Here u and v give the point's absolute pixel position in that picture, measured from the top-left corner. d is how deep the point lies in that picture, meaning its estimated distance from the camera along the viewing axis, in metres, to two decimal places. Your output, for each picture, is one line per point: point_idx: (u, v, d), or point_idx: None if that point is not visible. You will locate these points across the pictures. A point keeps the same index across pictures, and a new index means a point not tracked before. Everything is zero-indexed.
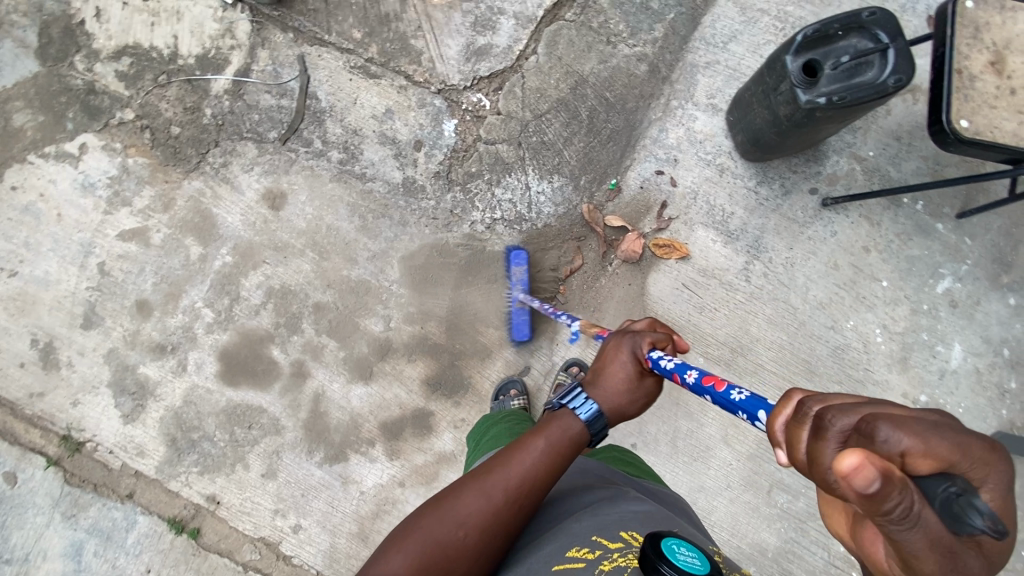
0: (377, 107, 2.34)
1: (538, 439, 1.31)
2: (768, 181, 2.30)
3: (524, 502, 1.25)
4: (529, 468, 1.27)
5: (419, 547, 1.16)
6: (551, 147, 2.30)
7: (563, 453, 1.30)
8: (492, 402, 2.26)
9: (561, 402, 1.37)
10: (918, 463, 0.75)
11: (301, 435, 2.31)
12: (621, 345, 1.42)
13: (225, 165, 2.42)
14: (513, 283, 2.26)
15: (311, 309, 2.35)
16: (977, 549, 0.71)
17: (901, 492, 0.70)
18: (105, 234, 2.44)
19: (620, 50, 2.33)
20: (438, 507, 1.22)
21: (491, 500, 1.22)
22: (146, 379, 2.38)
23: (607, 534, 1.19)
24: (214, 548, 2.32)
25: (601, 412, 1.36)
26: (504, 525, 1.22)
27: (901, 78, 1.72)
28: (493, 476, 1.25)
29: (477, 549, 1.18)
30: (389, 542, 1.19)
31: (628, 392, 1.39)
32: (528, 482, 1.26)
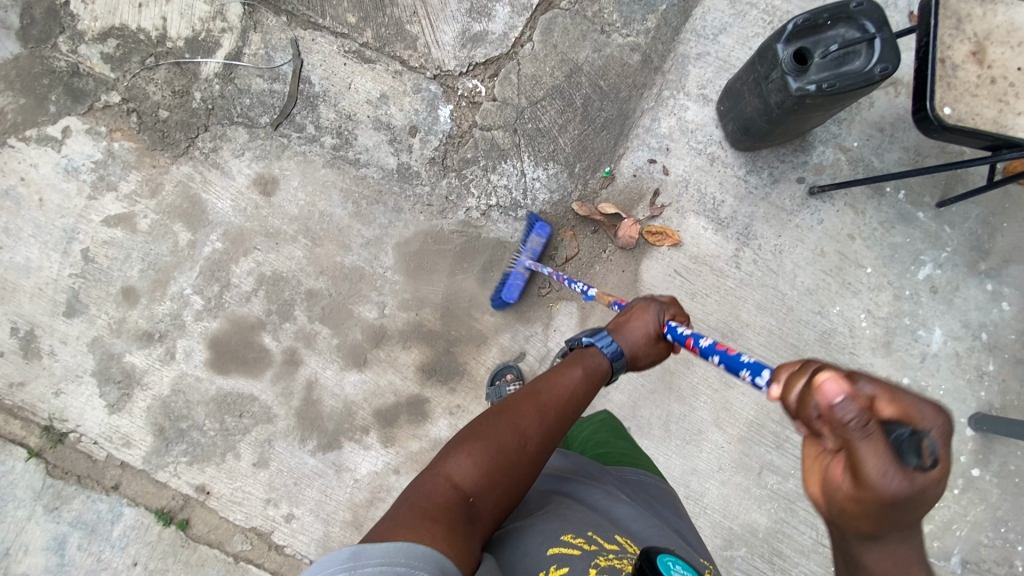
0: (371, 92, 2.33)
1: (577, 367, 1.40)
2: (757, 170, 2.35)
3: (568, 423, 1.33)
4: (571, 392, 1.35)
5: (484, 453, 1.19)
6: (546, 134, 2.31)
7: (592, 385, 1.40)
8: (488, 388, 2.26)
9: (587, 341, 1.48)
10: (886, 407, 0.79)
11: (294, 424, 2.28)
12: (650, 306, 1.53)
13: (215, 150, 2.38)
14: (525, 250, 2.26)
15: (303, 296, 2.32)
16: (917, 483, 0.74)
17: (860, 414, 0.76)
18: (90, 220, 2.38)
19: (615, 39, 2.35)
20: (495, 419, 1.26)
21: (544, 416, 1.28)
22: (133, 367, 2.33)
23: (603, 535, 1.22)
24: (204, 539, 2.28)
25: (622, 354, 1.45)
26: (553, 441, 1.29)
27: (887, 66, 1.78)
28: (544, 395, 1.31)
29: (534, 459, 1.24)
30: (451, 447, 1.22)
31: (643, 347, 1.48)
32: (574, 403, 1.34)
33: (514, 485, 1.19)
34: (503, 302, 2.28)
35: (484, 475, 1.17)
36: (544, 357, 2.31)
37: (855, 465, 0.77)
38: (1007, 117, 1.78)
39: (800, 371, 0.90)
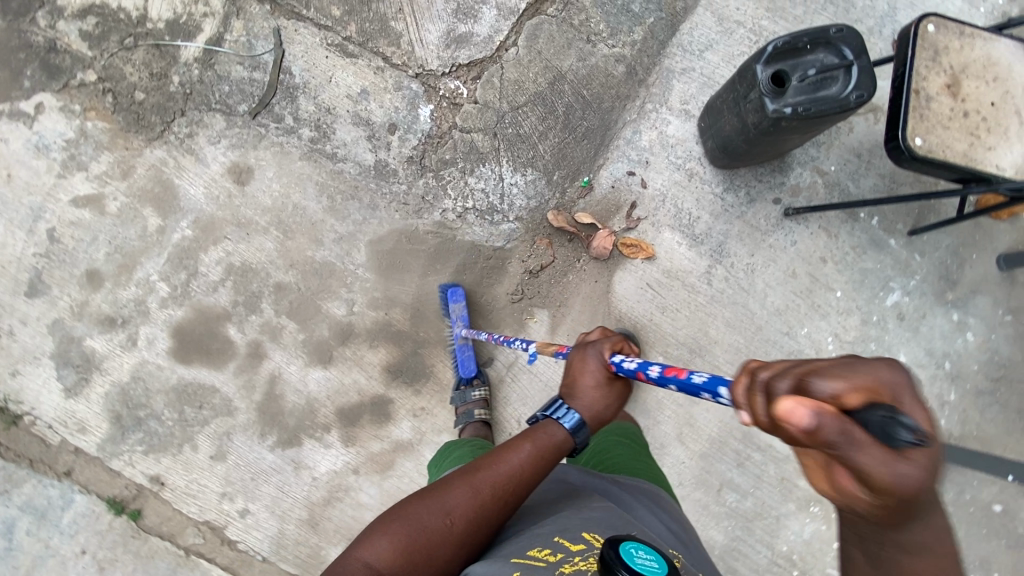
0: (352, 87, 2.30)
1: (525, 442, 1.42)
2: (734, 189, 2.36)
3: (508, 502, 1.34)
4: (514, 468, 1.37)
5: (405, 530, 1.24)
6: (526, 140, 2.30)
7: (545, 457, 1.41)
8: (453, 392, 2.23)
9: (543, 415, 1.50)
10: (851, 399, 0.79)
11: (254, 418, 2.25)
12: (587, 353, 1.54)
13: (191, 136, 2.34)
14: (454, 321, 2.22)
15: (271, 288, 2.30)
16: (920, 465, 0.75)
17: (840, 421, 0.73)
18: (58, 199, 2.33)
19: (600, 49, 2.34)
20: (427, 499, 1.30)
21: (479, 495, 1.31)
22: (92, 352, 2.29)
23: (569, 539, 1.17)
24: (155, 531, 2.24)
25: (584, 421, 1.47)
26: (488, 520, 1.30)
27: (863, 94, 1.81)
28: (482, 474, 1.35)
29: (460, 540, 1.26)
30: (376, 525, 1.27)
31: (602, 400, 1.50)
32: (515, 480, 1.35)
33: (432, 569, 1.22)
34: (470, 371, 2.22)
35: (401, 558, 1.20)
36: (512, 364, 2.31)
37: (857, 475, 0.75)
38: (977, 151, 1.79)
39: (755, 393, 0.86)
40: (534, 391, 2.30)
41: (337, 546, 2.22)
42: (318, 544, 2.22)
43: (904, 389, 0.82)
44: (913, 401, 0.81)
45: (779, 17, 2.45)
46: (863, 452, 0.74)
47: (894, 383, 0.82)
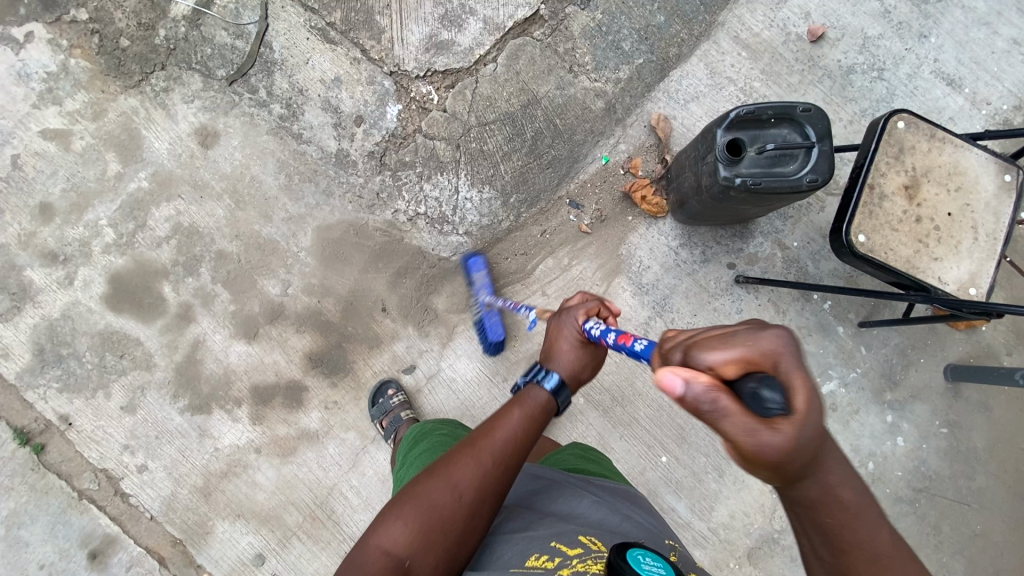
0: (327, 72, 2.30)
1: (516, 409, 1.39)
2: (690, 245, 2.32)
3: (513, 465, 1.33)
4: (514, 430, 1.35)
5: (414, 515, 1.23)
6: (489, 157, 2.28)
7: (538, 418, 1.40)
8: (372, 407, 2.23)
9: (523, 381, 1.47)
10: (728, 368, 0.98)
11: (170, 378, 2.28)
12: (563, 318, 1.51)
13: (166, 91, 2.37)
14: (478, 290, 2.26)
15: (213, 255, 2.31)
16: (785, 428, 0.91)
17: (707, 392, 0.92)
18: (27, 127, 2.37)
19: (581, 81, 2.31)
20: (427, 480, 1.28)
21: (480, 465, 1.29)
22: (30, 282, 2.32)
23: (566, 542, 1.21)
24: (54, 468, 2.27)
25: (564, 381, 1.45)
26: (498, 485, 1.29)
27: (817, 178, 1.76)
28: (479, 444, 1.32)
29: (472, 512, 1.25)
30: (386, 514, 1.26)
31: (580, 361, 1.48)
32: (516, 446, 1.34)
33: (450, 543, 1.23)
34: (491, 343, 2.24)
35: (418, 539, 1.21)
36: (433, 376, 2.30)
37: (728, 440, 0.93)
38: (921, 259, 1.74)
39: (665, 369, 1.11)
40: (450, 406, 2.29)
41: (225, 519, 2.24)
42: (207, 514, 2.24)
43: (786, 355, 0.97)
44: (795, 366, 0.96)
45: (772, 81, 2.41)
46: (729, 419, 0.91)
47: (777, 353, 0.97)
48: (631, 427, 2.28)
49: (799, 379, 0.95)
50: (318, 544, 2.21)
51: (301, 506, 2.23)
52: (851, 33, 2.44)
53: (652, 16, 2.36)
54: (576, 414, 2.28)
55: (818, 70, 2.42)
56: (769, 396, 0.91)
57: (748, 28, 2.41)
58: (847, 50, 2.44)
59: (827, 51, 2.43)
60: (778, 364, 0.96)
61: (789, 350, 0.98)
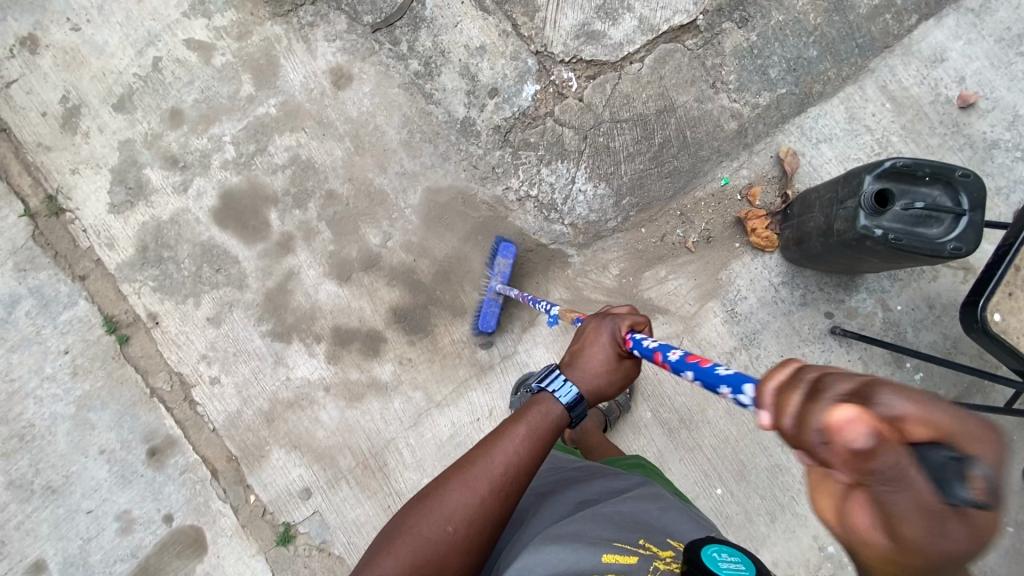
0: (473, 40, 2.32)
1: (518, 427, 1.36)
2: (792, 285, 2.28)
3: (510, 493, 1.30)
4: (512, 455, 1.32)
5: (409, 550, 1.20)
6: (612, 155, 2.28)
7: (543, 435, 1.36)
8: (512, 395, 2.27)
9: (539, 387, 1.41)
10: (914, 430, 0.67)
11: (259, 302, 2.33)
12: (602, 326, 1.45)
13: (311, 26, 2.42)
14: (494, 273, 2.21)
15: (323, 193, 2.36)
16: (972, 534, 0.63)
17: (895, 449, 0.65)
18: (174, 34, 2.45)
19: (720, 98, 2.28)
20: (422, 511, 1.26)
21: (475, 493, 1.26)
22: (147, 181, 2.41)
23: (655, 542, 1.27)
24: (133, 362, 2.35)
25: (582, 396, 1.40)
26: (492, 515, 1.26)
27: (961, 248, 1.71)
28: (474, 469, 1.29)
29: (468, 542, 1.23)
30: (382, 547, 1.23)
31: (606, 377, 1.42)
32: (512, 472, 1.30)
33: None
34: (482, 331, 2.24)
35: (413, 575, 1.18)
36: (508, 356, 2.31)
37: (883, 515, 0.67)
38: None
39: (794, 388, 0.79)
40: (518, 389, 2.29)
41: (282, 447, 2.30)
42: (265, 439, 2.30)
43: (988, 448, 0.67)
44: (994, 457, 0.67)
45: (911, 138, 2.34)
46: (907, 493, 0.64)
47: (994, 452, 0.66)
48: (692, 452, 2.26)
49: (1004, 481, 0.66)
50: (365, 492, 2.26)
51: (356, 452, 2.28)
52: (1003, 107, 2.36)
53: (805, 48, 2.31)
54: (640, 426, 2.28)
55: (961, 138, 2.35)
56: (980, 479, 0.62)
57: (898, 80, 2.35)
58: (995, 123, 2.35)
59: (975, 120, 2.35)
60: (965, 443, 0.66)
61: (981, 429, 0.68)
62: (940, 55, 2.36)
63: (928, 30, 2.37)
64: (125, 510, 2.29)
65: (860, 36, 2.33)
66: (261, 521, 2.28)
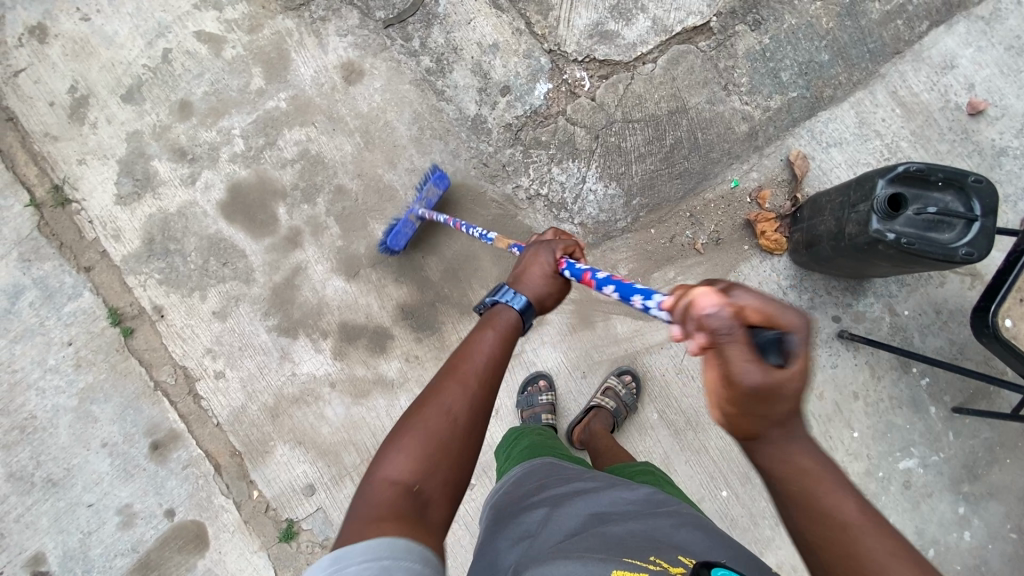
0: (486, 37, 2.32)
1: (488, 330, 1.35)
2: (800, 288, 2.28)
3: (496, 388, 1.27)
4: (490, 351, 1.30)
5: (415, 442, 1.13)
6: (623, 155, 2.27)
7: (511, 339, 1.36)
8: (519, 394, 2.27)
9: (491, 301, 1.44)
10: (750, 314, 0.85)
11: (265, 296, 2.32)
12: (541, 249, 1.53)
13: (323, 20, 2.41)
14: (420, 198, 2.20)
15: (332, 188, 2.35)
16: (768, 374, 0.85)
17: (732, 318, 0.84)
18: (185, 26, 2.44)
19: (732, 100, 2.29)
20: (418, 411, 1.18)
21: (466, 386, 1.22)
22: (155, 173, 2.39)
23: (667, 558, 1.15)
24: (137, 355, 2.33)
25: (532, 303, 1.43)
26: (487, 405, 1.23)
27: (973, 253, 1.71)
28: (460, 368, 1.26)
29: (468, 430, 1.18)
30: (387, 446, 1.14)
31: (549, 291, 1.47)
32: (494, 366, 1.29)
33: (455, 463, 1.14)
34: (388, 249, 2.21)
35: (423, 462, 1.11)
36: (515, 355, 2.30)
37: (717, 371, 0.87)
38: None
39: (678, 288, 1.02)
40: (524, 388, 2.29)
41: (286, 443, 2.28)
42: (269, 434, 2.29)
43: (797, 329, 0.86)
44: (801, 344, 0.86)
45: (920, 144, 2.35)
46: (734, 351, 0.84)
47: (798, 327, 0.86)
48: (698, 453, 2.26)
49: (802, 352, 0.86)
50: None
51: (361, 449, 2.26)
52: (1012, 114, 2.37)
53: (816, 52, 2.31)
54: (646, 427, 2.28)
55: (969, 144, 2.36)
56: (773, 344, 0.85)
57: (909, 86, 2.36)
58: (1004, 130, 2.36)
59: (984, 127, 2.36)
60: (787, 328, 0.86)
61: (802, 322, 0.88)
62: (950, 62, 2.37)
63: (938, 37, 2.38)
64: (126, 504, 2.27)
65: (871, 41, 2.34)
66: (264, 518, 2.26)
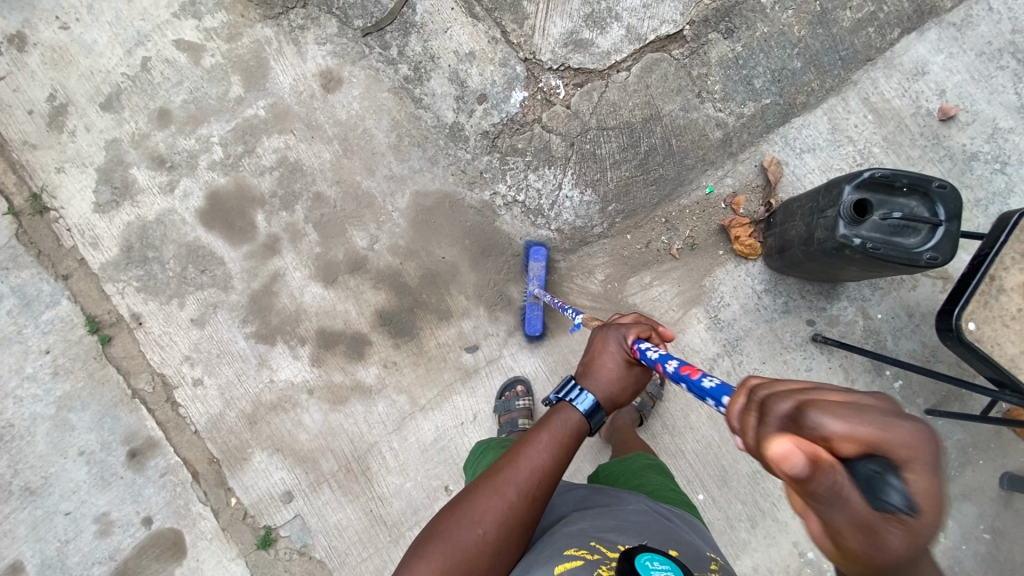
0: (462, 45, 2.34)
1: (540, 436, 1.37)
2: (775, 292, 2.31)
3: (538, 500, 1.31)
4: (538, 462, 1.33)
5: (444, 549, 1.22)
6: (598, 162, 2.30)
7: (565, 446, 1.37)
8: (496, 400, 2.26)
9: (557, 397, 1.42)
10: (844, 445, 0.70)
11: (243, 303, 2.33)
12: (608, 336, 1.48)
13: (302, 29, 2.43)
14: (531, 279, 2.27)
15: (310, 195, 2.36)
16: (905, 534, 0.67)
17: (820, 468, 0.67)
18: (164, 35, 2.45)
19: (706, 108, 2.31)
20: (457, 514, 1.27)
21: (505, 498, 1.27)
22: (133, 181, 2.40)
23: (607, 544, 1.22)
24: (115, 362, 2.33)
25: (600, 404, 1.40)
26: (524, 520, 1.28)
27: (937, 257, 1.74)
28: (502, 475, 1.31)
29: (498, 543, 1.25)
30: (418, 546, 1.26)
31: (618, 382, 1.44)
32: (538, 478, 1.31)
33: None
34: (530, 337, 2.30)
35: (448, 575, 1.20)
36: (493, 360, 2.31)
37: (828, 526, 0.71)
38: None
39: (749, 410, 0.83)
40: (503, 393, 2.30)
41: (264, 450, 2.28)
42: (247, 441, 2.29)
43: (926, 451, 0.69)
44: (932, 465, 0.68)
45: (892, 150, 2.39)
46: (846, 509, 0.67)
47: (917, 449, 0.69)
48: (675, 457, 2.27)
49: (932, 479, 0.68)
50: (347, 495, 2.25)
51: (339, 455, 2.27)
52: (982, 120, 2.41)
53: (789, 60, 2.34)
54: None
55: (941, 149, 2.39)
56: (894, 485, 0.67)
57: (880, 92, 2.39)
58: (974, 136, 2.40)
59: (955, 133, 2.40)
60: (911, 458, 0.68)
61: (930, 449, 0.69)
62: (922, 69, 2.41)
63: (909, 44, 2.42)
64: (104, 512, 2.26)
65: (843, 49, 2.37)
66: (242, 525, 2.26)
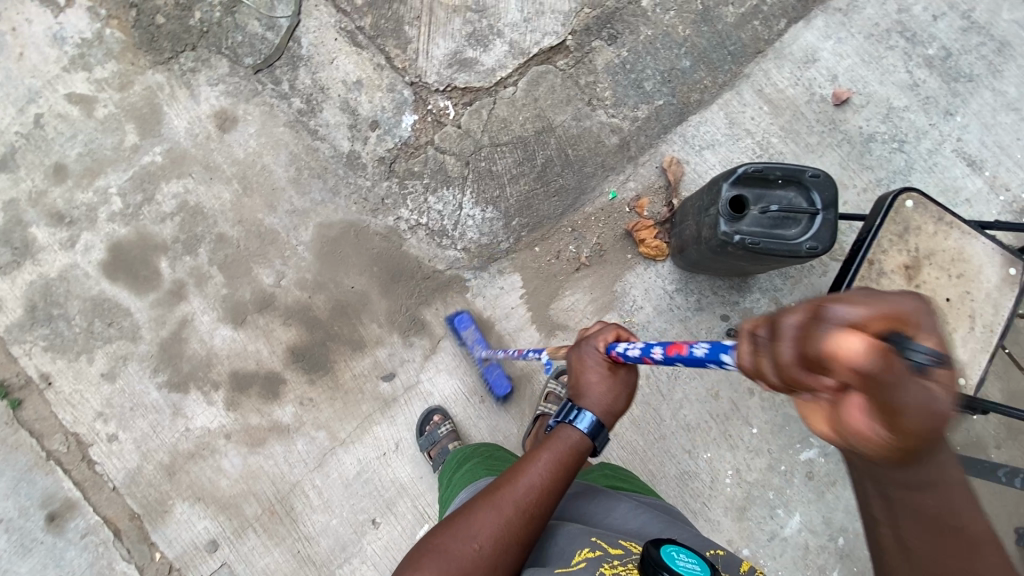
0: (350, 75, 2.35)
1: (542, 452, 1.37)
2: (686, 291, 2.30)
3: (539, 517, 1.29)
4: (538, 479, 1.32)
5: (434, 565, 1.18)
6: (496, 178, 2.30)
7: (567, 464, 1.36)
8: (418, 435, 2.22)
9: (555, 422, 1.43)
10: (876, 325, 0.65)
11: (153, 352, 2.29)
12: (584, 351, 1.46)
13: (193, 71, 2.42)
14: (473, 347, 2.24)
15: (213, 237, 2.34)
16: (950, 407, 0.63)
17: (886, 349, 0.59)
18: (55, 89, 2.43)
19: (598, 114, 2.33)
20: (450, 532, 1.24)
21: (501, 513, 1.26)
22: (33, 239, 2.36)
23: (608, 542, 1.27)
24: (27, 426, 2.28)
25: (601, 421, 1.40)
26: (522, 535, 1.25)
27: (816, 247, 1.74)
28: (502, 491, 1.30)
29: (494, 562, 1.21)
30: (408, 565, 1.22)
31: (612, 393, 1.43)
32: (540, 495, 1.30)
33: None
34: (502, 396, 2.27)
35: None
36: (411, 386, 2.28)
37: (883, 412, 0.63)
38: None
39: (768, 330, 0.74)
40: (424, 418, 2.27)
41: (185, 500, 2.24)
42: (167, 493, 2.24)
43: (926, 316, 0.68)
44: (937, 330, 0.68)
45: (791, 138, 2.39)
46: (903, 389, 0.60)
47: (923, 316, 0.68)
48: None
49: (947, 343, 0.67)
50: (272, 538, 2.21)
51: (261, 498, 2.23)
52: (876, 101, 2.43)
53: (677, 59, 2.37)
54: None
55: (838, 134, 2.41)
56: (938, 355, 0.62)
57: (774, 83, 2.41)
58: (870, 117, 2.42)
59: (850, 116, 2.42)
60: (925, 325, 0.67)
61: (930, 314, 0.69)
62: (812, 56, 2.43)
63: (798, 33, 2.44)
64: None
65: (731, 44, 2.39)
66: None
